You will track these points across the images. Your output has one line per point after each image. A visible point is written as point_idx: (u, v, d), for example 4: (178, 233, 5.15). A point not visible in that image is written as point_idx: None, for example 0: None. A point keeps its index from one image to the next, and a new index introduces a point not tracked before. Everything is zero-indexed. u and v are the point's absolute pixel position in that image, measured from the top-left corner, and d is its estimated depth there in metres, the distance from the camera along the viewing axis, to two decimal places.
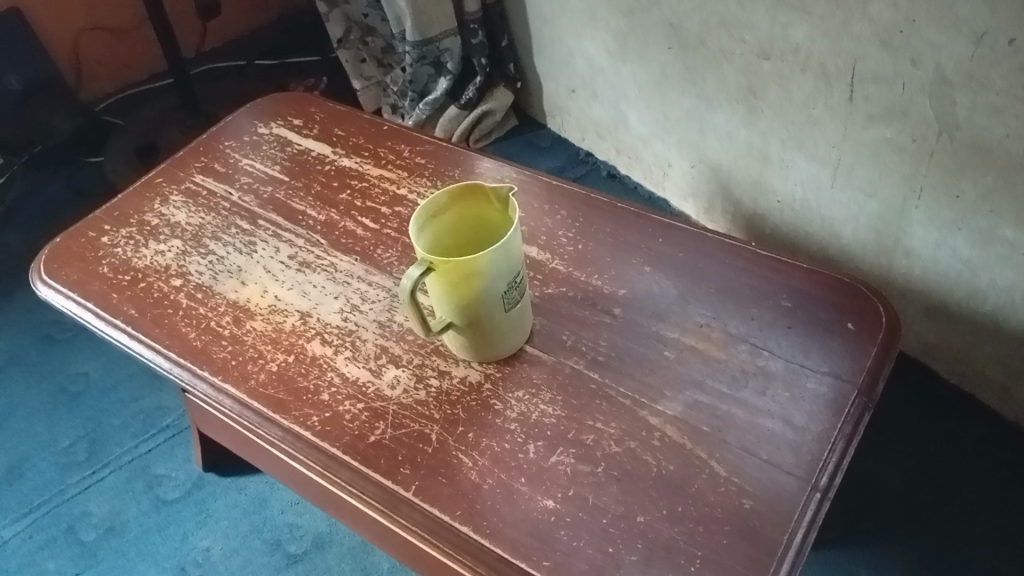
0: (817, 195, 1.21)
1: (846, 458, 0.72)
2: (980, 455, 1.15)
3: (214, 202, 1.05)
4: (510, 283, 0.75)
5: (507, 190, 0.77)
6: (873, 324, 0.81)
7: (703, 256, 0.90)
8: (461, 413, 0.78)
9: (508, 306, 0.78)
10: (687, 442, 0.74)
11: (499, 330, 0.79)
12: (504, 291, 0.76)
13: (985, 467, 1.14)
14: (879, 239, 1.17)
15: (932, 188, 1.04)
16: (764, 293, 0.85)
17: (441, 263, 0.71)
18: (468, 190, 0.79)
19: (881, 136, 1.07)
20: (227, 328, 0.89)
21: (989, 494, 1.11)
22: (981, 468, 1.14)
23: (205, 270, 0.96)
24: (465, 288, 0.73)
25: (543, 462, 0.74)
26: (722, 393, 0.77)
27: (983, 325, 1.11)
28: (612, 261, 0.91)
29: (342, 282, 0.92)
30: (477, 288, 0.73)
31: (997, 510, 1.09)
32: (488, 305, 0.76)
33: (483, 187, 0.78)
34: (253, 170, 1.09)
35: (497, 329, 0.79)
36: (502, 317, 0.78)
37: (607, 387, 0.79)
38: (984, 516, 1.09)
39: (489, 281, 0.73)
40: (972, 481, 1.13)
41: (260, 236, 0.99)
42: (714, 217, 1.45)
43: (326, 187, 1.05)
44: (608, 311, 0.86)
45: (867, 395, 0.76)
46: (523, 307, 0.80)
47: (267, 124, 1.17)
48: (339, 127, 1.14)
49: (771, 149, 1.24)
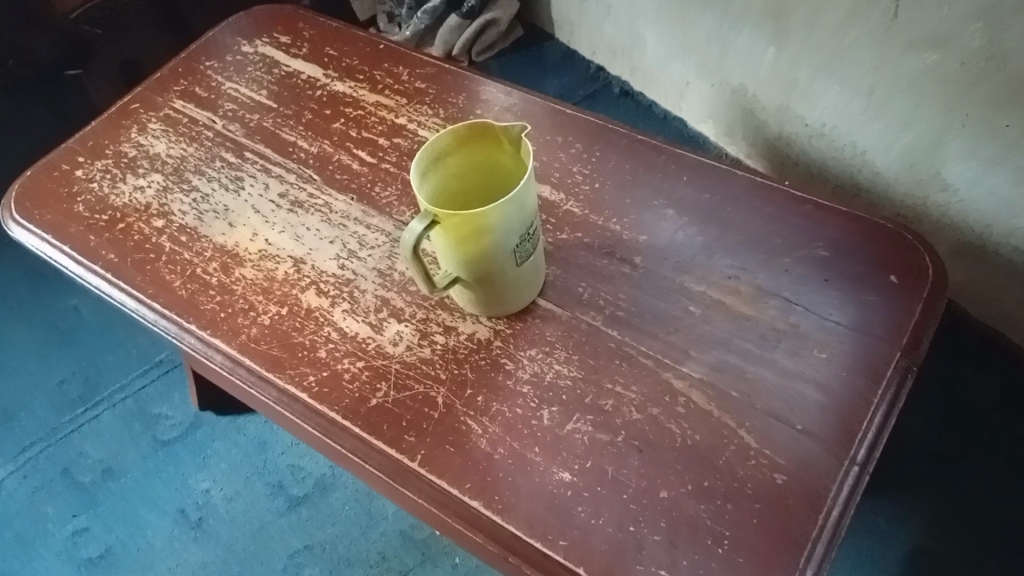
0: (848, 123, 1.11)
1: (886, 429, 0.67)
2: (1006, 401, 1.11)
3: (197, 131, 0.96)
4: (523, 236, 0.69)
5: (521, 132, 0.69)
6: (916, 278, 0.74)
7: (732, 198, 0.82)
8: (469, 374, 0.72)
9: (521, 261, 0.71)
10: (714, 409, 0.68)
11: (511, 286, 0.73)
12: (517, 245, 0.69)
13: (1011, 413, 1.09)
14: (911, 172, 1.07)
15: (975, 119, 0.95)
16: (797, 240, 0.78)
17: (449, 218, 0.64)
18: (476, 130, 0.71)
19: (923, 62, 0.96)
20: (215, 276, 0.82)
21: (1013, 442, 1.07)
22: (1007, 414, 1.09)
23: (188, 210, 0.88)
24: (475, 244, 0.66)
25: (559, 430, 0.68)
26: (752, 355, 0.71)
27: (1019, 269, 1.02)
28: (632, 204, 0.83)
29: (338, 225, 0.85)
30: (487, 243, 0.67)
31: (1022, 459, 1.05)
32: (499, 260, 0.69)
33: (493, 128, 0.70)
34: (238, 95, 1.00)
35: (510, 284, 0.72)
36: (516, 272, 0.72)
37: (628, 346, 0.73)
38: (1007, 465, 1.05)
39: (501, 235, 0.67)
40: (997, 428, 1.08)
41: (248, 171, 0.91)
42: (734, 141, 1.34)
43: (318, 115, 0.96)
44: (628, 261, 0.79)
45: (910, 358, 0.70)
46: (537, 261, 0.74)
47: (252, 42, 1.07)
48: (331, 47, 1.04)
49: (798, 73, 1.14)
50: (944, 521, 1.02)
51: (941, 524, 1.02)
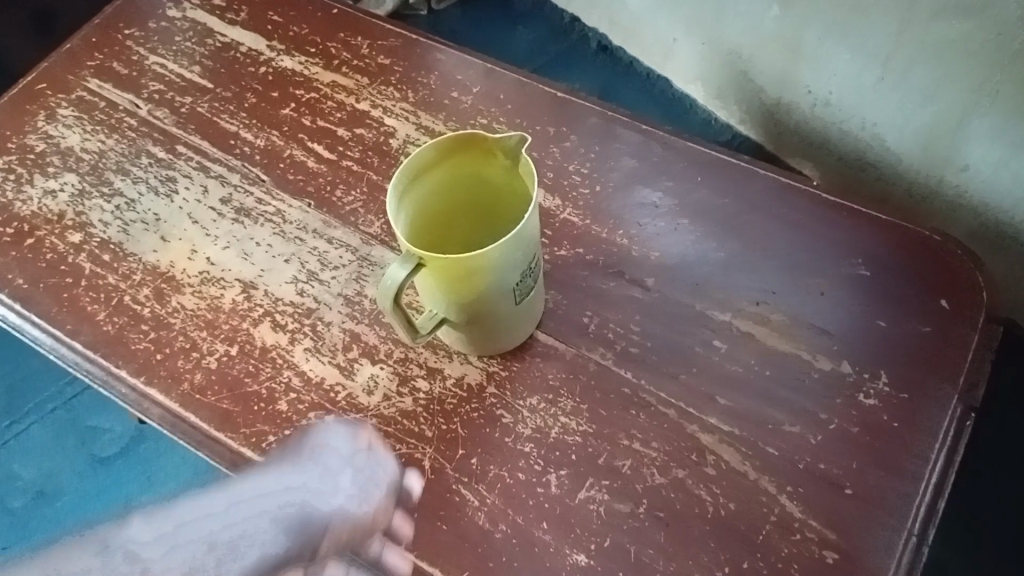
0: (858, 93, 0.99)
1: (945, 488, 0.57)
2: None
3: (117, 119, 0.81)
4: (524, 272, 0.57)
5: (519, 144, 0.56)
6: (969, 300, 0.64)
7: (754, 201, 0.71)
8: (460, 431, 0.61)
9: (521, 298, 0.59)
10: (750, 470, 0.58)
11: (507, 326, 0.61)
12: (517, 282, 0.57)
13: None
14: (929, 150, 0.96)
15: (1005, 96, 0.83)
16: (831, 258, 0.67)
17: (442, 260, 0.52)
18: (464, 141, 0.58)
19: (950, 31, 0.83)
20: (147, 306, 0.69)
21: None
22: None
23: (111, 221, 0.74)
24: (469, 286, 0.55)
25: (570, 500, 0.58)
26: (788, 399, 0.61)
27: None
28: (639, 211, 0.71)
29: (294, 239, 0.72)
30: (484, 284, 0.55)
31: None
32: (495, 300, 0.57)
33: (484, 138, 0.58)
34: (166, 72, 0.84)
35: (505, 324, 0.61)
36: (515, 311, 0.60)
37: (644, 391, 0.62)
38: None
39: (500, 274, 0.55)
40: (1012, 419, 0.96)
41: (182, 169, 0.77)
42: (725, 105, 1.22)
43: (263, 98, 0.81)
44: (640, 282, 0.67)
45: (968, 400, 0.60)
46: (536, 294, 0.62)
47: (179, 5, 0.91)
48: (275, 10, 0.89)
49: (805, 36, 1.00)
50: (954, 529, 0.91)
51: (951, 536, 0.91)
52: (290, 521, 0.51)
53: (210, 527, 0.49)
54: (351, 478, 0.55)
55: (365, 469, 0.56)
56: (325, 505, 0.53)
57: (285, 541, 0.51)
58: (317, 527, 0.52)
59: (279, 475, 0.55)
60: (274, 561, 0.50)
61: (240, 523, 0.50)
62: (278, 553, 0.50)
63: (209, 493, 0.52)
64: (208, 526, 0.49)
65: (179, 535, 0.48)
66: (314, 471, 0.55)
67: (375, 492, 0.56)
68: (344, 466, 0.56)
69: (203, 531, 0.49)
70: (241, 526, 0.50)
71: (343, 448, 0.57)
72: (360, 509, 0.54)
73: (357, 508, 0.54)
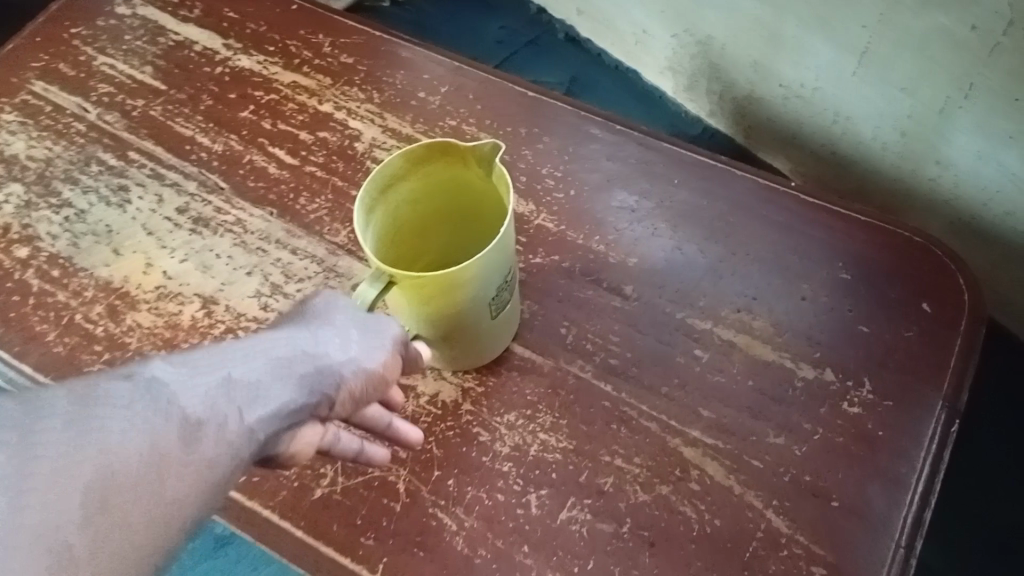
0: (836, 85, 0.94)
1: (932, 497, 0.56)
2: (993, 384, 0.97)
3: (64, 124, 0.77)
4: (500, 286, 0.54)
5: (493, 152, 0.53)
6: (952, 303, 0.63)
7: (734, 204, 0.69)
8: (435, 451, 0.59)
9: (497, 311, 0.57)
10: (735, 485, 0.57)
11: (485, 338, 0.59)
12: (494, 295, 0.55)
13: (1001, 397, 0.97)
14: (906, 143, 0.92)
15: (988, 90, 0.80)
16: (814, 261, 0.66)
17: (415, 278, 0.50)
18: (435, 148, 0.55)
19: (934, 24, 0.79)
20: (100, 324, 0.65)
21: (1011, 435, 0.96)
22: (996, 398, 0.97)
23: (60, 234, 0.70)
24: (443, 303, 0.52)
25: (551, 522, 0.56)
26: (772, 410, 0.59)
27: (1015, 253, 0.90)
28: (615, 216, 0.69)
29: (255, 250, 0.68)
30: (459, 301, 0.53)
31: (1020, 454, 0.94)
32: (472, 315, 0.55)
33: (456, 146, 0.54)
34: (115, 73, 0.80)
35: (483, 337, 0.59)
36: (493, 323, 0.58)
37: (626, 405, 0.60)
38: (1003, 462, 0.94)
39: (475, 290, 0.52)
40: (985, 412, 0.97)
41: (135, 177, 0.73)
42: (696, 98, 1.16)
43: (220, 100, 0.77)
44: (618, 290, 0.65)
45: (952, 407, 0.59)
46: (513, 307, 0.60)
47: (129, 1, 0.86)
48: (230, 6, 0.85)
49: (781, 25, 0.94)
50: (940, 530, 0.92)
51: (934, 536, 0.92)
52: (302, 374, 0.42)
53: (238, 378, 0.39)
54: (364, 337, 0.47)
55: (377, 324, 0.49)
56: (342, 363, 0.45)
57: (303, 394, 0.42)
58: (337, 381, 0.45)
59: (286, 331, 0.45)
60: (299, 412, 0.42)
61: (263, 373, 0.40)
62: (298, 404, 0.41)
63: (220, 349, 0.40)
64: (235, 372, 0.39)
65: (214, 378, 0.38)
66: (323, 327, 0.46)
67: (387, 347, 0.49)
68: (357, 324, 0.48)
69: (231, 379, 0.38)
70: (264, 370, 0.41)
71: (346, 312, 0.48)
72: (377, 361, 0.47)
73: (372, 366, 0.47)
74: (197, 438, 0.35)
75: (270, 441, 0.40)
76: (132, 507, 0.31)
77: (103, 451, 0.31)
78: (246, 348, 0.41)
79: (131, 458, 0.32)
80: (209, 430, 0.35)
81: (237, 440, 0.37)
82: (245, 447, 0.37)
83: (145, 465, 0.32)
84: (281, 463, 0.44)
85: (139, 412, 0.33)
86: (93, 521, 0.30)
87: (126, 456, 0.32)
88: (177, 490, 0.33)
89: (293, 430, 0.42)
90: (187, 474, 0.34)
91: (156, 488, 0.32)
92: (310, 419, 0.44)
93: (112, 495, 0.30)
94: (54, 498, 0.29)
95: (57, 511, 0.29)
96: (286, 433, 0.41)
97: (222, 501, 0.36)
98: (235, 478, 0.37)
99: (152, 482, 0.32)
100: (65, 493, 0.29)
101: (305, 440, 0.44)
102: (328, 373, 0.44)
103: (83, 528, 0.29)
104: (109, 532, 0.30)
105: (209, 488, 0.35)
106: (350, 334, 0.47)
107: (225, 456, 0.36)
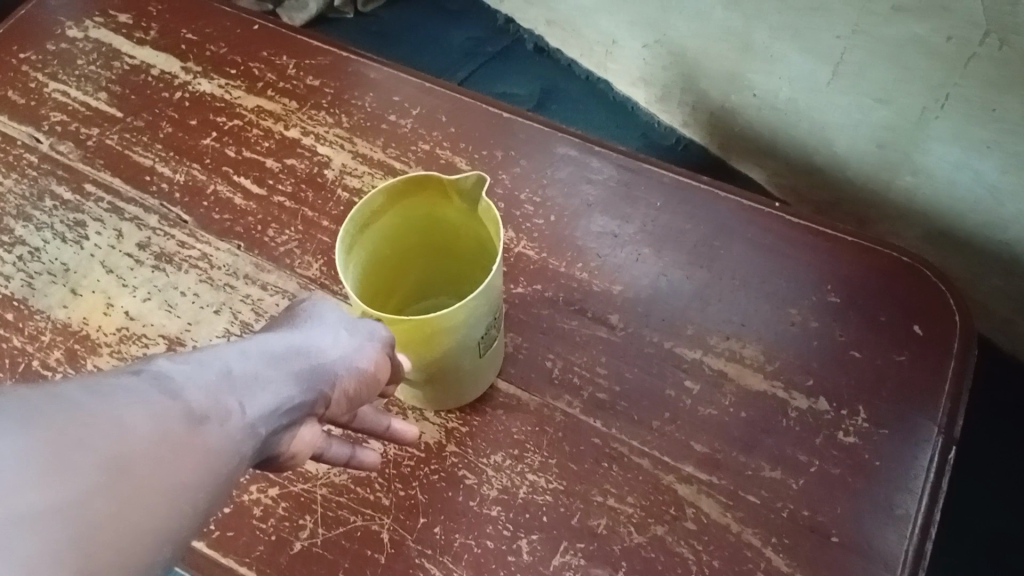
0: (809, 94, 0.91)
1: (932, 529, 0.54)
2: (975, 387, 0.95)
3: (15, 155, 0.73)
4: (489, 325, 0.52)
5: (478, 185, 0.51)
6: (943, 325, 0.62)
7: (719, 227, 0.67)
8: (420, 497, 0.56)
9: (485, 350, 0.54)
10: (732, 522, 0.55)
11: (473, 377, 0.57)
12: (482, 335, 0.52)
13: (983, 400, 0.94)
14: (882, 152, 0.89)
15: (963, 99, 0.77)
16: (801, 285, 0.64)
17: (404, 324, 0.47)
18: (415, 183, 0.52)
19: (907, 33, 0.77)
20: (59, 371, 0.62)
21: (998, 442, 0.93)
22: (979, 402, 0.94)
23: (14, 273, 0.67)
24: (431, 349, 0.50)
25: (544, 568, 0.54)
26: (765, 443, 0.58)
27: (993, 257, 0.86)
28: (597, 242, 0.67)
29: (222, 286, 0.65)
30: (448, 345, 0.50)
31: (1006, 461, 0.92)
32: (460, 356, 0.52)
33: (438, 179, 0.52)
34: (68, 101, 0.76)
35: (470, 376, 0.56)
36: (482, 361, 0.56)
37: (616, 441, 0.58)
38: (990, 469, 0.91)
39: (464, 331, 0.50)
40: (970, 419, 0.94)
41: (92, 211, 0.69)
42: (668, 108, 1.12)
43: (180, 127, 0.74)
44: (603, 320, 0.63)
45: (947, 435, 0.57)
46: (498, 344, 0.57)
47: (81, 23, 0.82)
48: (187, 26, 0.81)
49: (753, 35, 0.92)
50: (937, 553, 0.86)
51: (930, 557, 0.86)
52: (297, 373, 0.38)
53: (241, 376, 0.35)
54: (359, 336, 0.43)
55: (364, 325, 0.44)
56: (337, 361, 0.41)
57: (300, 394, 0.38)
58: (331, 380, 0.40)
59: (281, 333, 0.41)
60: (297, 414, 0.38)
61: (262, 371, 0.37)
62: (296, 402, 0.37)
63: (223, 344, 0.37)
64: (238, 369, 0.36)
65: (218, 374, 0.34)
66: (314, 325, 0.42)
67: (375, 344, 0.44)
68: (349, 324, 0.43)
69: (234, 377, 0.35)
70: (264, 368, 0.37)
71: (337, 311, 0.44)
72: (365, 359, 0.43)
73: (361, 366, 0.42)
74: (203, 433, 0.32)
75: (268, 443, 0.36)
76: (137, 503, 0.28)
77: (114, 434, 0.28)
78: (247, 344, 0.38)
79: (139, 441, 0.29)
80: (211, 426, 0.32)
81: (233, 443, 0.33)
82: (245, 447, 0.34)
83: (152, 452, 0.29)
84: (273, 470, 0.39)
85: (143, 399, 0.30)
86: (98, 509, 0.27)
87: (133, 440, 0.28)
88: (181, 488, 0.30)
89: (291, 432, 0.38)
90: (189, 472, 0.30)
91: (161, 484, 0.29)
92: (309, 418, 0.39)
93: (114, 488, 0.27)
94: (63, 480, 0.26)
95: (63, 501, 0.26)
96: (283, 436, 0.37)
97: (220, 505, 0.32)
98: (235, 482, 0.33)
99: (155, 475, 0.29)
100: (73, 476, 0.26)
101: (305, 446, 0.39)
102: (323, 372, 0.40)
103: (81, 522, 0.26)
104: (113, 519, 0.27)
105: (211, 488, 0.31)
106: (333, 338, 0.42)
107: (224, 456, 0.32)
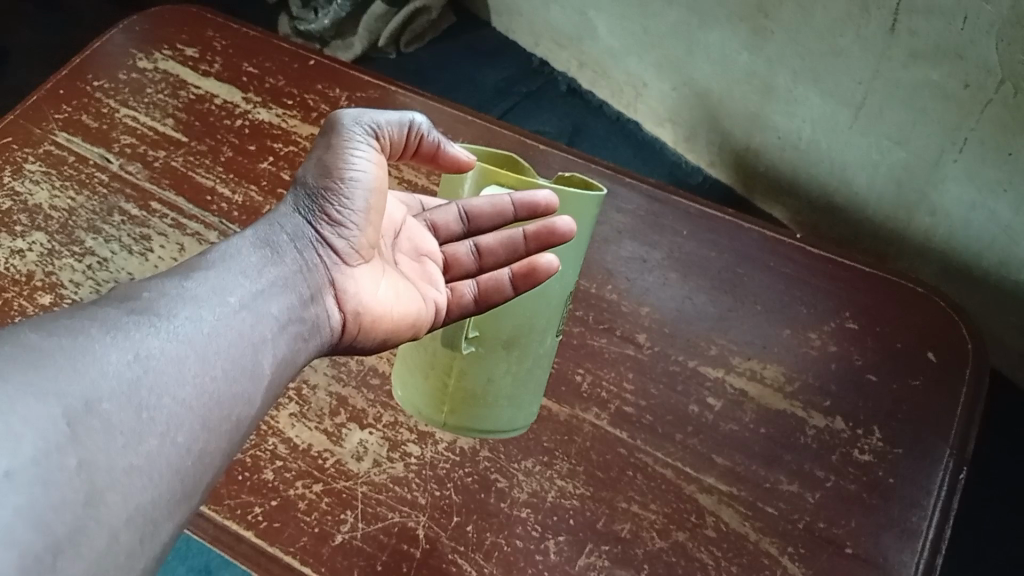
0: (830, 135, 0.95)
1: (942, 545, 0.57)
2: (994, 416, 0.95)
3: (87, 173, 0.78)
4: (563, 310, 0.57)
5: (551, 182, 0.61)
6: (956, 353, 0.65)
7: (743, 257, 0.71)
8: (455, 497, 0.60)
9: (548, 343, 0.58)
10: (751, 532, 0.58)
11: (516, 385, 0.58)
12: (559, 315, 0.57)
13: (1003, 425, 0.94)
14: (899, 190, 0.92)
15: (979, 141, 0.81)
16: (820, 311, 0.68)
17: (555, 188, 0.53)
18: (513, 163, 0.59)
19: (924, 78, 0.82)
20: None
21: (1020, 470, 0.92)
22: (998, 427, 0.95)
23: (84, 281, 0.71)
24: (541, 249, 0.54)
25: (570, 568, 0.57)
26: (784, 458, 0.61)
27: (1009, 294, 0.89)
28: (626, 266, 0.71)
29: None
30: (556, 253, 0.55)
31: None
32: (538, 322, 0.56)
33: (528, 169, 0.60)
34: (137, 125, 0.82)
35: (516, 383, 0.57)
36: (534, 358, 0.57)
37: (640, 453, 0.61)
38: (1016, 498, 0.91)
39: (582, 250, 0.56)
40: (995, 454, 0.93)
41: (157, 226, 0.75)
42: (694, 148, 1.15)
43: (239, 152, 0.80)
44: (631, 339, 0.67)
45: (959, 455, 0.61)
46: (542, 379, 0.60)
47: (150, 56, 0.89)
48: (248, 61, 0.88)
49: (777, 79, 0.96)
50: None
51: None
52: (278, 275, 0.47)
53: (211, 310, 0.42)
54: (330, 209, 0.50)
55: (342, 138, 0.52)
56: (323, 223, 0.50)
57: (287, 298, 0.46)
58: (329, 246, 0.50)
59: (262, 225, 0.49)
60: (297, 306, 0.47)
61: (237, 290, 0.44)
62: (286, 306, 0.46)
63: (188, 273, 0.43)
64: (205, 300, 0.42)
65: (187, 316, 0.40)
66: (293, 216, 0.50)
67: (366, 159, 0.52)
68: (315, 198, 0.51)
69: (201, 310, 0.41)
70: (239, 286, 0.44)
71: (310, 183, 0.51)
72: (431, 217, 0.59)
73: (355, 211, 0.51)
74: (180, 378, 0.38)
75: (284, 342, 0.45)
76: (127, 462, 0.35)
77: (87, 405, 0.35)
78: (217, 265, 0.44)
79: (111, 404, 0.35)
80: (186, 359, 0.39)
81: (223, 360, 0.40)
82: (239, 373, 0.41)
83: (126, 406, 0.36)
84: (340, 343, 0.51)
85: (115, 344, 0.37)
86: (96, 465, 0.34)
87: (109, 380, 0.36)
88: (169, 433, 0.37)
89: (310, 320, 0.47)
90: (177, 419, 0.37)
91: (152, 437, 0.36)
92: (325, 294, 0.49)
93: (99, 460, 0.34)
94: (52, 467, 0.32)
95: (56, 474, 0.32)
96: (297, 333, 0.46)
97: (236, 429, 0.40)
98: (238, 406, 0.41)
99: (139, 429, 0.36)
100: (61, 458, 0.33)
101: (372, 306, 0.52)
102: (316, 242, 0.49)
103: (86, 502, 0.33)
104: (120, 482, 0.34)
105: (208, 424, 0.39)
106: (412, 221, 0.58)
107: (218, 369, 0.40)
